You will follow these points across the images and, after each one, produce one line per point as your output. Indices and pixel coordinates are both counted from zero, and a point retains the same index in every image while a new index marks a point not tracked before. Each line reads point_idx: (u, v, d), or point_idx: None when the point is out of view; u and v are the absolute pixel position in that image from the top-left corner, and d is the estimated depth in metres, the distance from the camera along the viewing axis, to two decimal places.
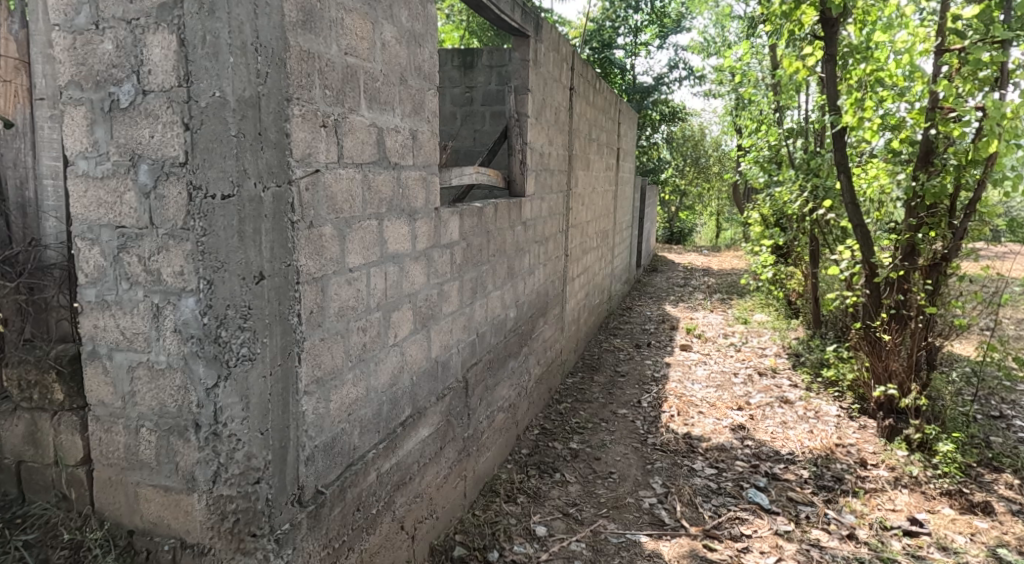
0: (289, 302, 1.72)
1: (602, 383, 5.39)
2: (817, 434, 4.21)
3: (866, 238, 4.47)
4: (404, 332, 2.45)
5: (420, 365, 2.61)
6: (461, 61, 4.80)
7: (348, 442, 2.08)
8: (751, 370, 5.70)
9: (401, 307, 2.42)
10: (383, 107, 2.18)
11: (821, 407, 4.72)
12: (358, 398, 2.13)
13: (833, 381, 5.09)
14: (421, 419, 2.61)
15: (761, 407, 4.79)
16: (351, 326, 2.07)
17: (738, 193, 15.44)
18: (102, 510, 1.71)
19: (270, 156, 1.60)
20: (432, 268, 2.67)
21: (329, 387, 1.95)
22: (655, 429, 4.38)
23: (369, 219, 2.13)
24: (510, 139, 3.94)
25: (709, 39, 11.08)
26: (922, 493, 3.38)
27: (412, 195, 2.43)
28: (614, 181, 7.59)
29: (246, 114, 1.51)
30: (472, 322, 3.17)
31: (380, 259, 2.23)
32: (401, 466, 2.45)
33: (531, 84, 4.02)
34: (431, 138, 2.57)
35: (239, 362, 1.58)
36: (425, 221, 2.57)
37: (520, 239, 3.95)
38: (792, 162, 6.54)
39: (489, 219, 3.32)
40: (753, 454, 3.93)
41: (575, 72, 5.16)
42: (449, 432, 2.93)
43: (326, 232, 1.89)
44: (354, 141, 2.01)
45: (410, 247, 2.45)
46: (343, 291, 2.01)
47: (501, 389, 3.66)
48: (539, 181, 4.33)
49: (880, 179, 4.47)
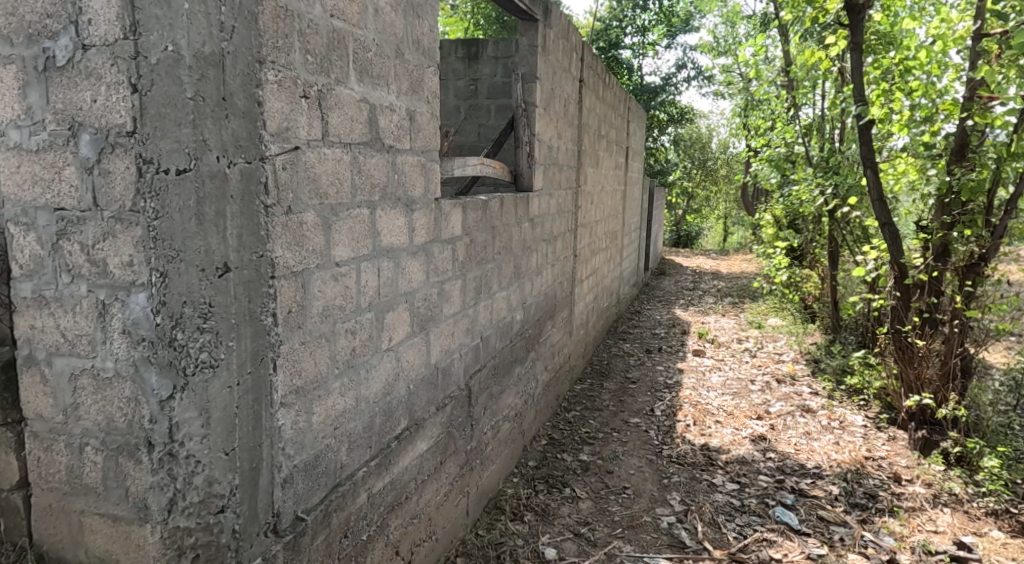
0: (260, 298, 1.48)
1: (612, 390, 5.13)
2: (844, 446, 3.95)
3: (894, 238, 4.20)
4: (400, 335, 2.20)
5: (418, 372, 2.36)
6: (465, 52, 4.57)
7: (334, 459, 1.83)
8: (769, 377, 5.42)
9: (397, 306, 2.18)
10: (376, 82, 1.94)
11: (845, 417, 4.45)
12: (345, 410, 1.88)
13: (857, 389, 4.81)
14: (419, 432, 2.36)
15: (782, 416, 4.53)
16: (337, 328, 1.82)
17: (747, 197, 15.17)
18: (40, 543, 1.47)
19: (237, 126, 1.36)
20: (431, 265, 2.42)
21: (312, 398, 1.71)
22: (670, 440, 4.11)
23: (360, 208, 1.89)
24: (517, 131, 3.70)
25: (720, 38, 10.85)
26: (966, 513, 3.12)
27: (409, 182, 2.19)
28: (623, 181, 7.33)
29: (205, 73, 1.28)
30: (475, 325, 2.92)
31: (372, 253, 1.98)
32: (396, 485, 2.20)
33: (539, 71, 3.77)
34: (431, 121, 2.33)
35: (198, 370, 1.33)
36: (424, 213, 2.33)
37: (528, 237, 3.70)
38: (810, 161, 6.27)
39: (494, 213, 3.07)
40: (776, 468, 3.67)
41: (584, 63, 4.91)
42: (450, 445, 2.67)
43: (308, 219, 1.65)
44: (341, 118, 1.77)
45: (407, 241, 2.20)
46: (328, 288, 1.76)
47: (506, 397, 3.41)
48: (547, 175, 4.09)
49: (910, 175, 4.20)
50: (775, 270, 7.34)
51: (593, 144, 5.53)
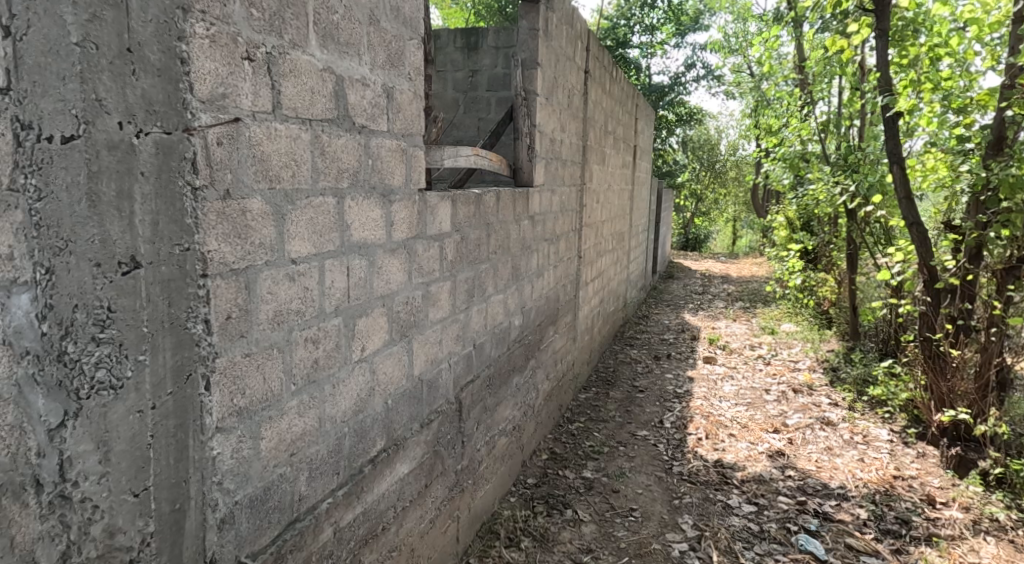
0: (184, 301, 1.20)
1: (618, 399, 4.84)
2: (869, 463, 3.64)
3: (923, 239, 3.90)
4: (374, 344, 1.92)
5: (398, 386, 2.08)
6: (464, 42, 4.30)
7: (289, 490, 1.56)
8: (784, 387, 5.11)
9: (372, 310, 1.90)
10: (344, 51, 1.67)
11: (869, 431, 4.13)
12: (304, 433, 1.60)
13: (881, 400, 4.48)
14: (398, 453, 2.09)
15: (800, 429, 4.22)
16: (294, 336, 1.55)
17: (757, 199, 14.83)
18: None
19: (149, 85, 1.09)
20: (414, 264, 2.14)
21: (259, 421, 1.44)
22: (680, 455, 3.82)
23: (323, 196, 1.62)
24: (516, 121, 3.42)
25: (730, 35, 10.60)
26: (1011, 542, 2.82)
27: (386, 169, 1.92)
28: (630, 180, 7.03)
29: (99, 14, 1.01)
30: (467, 331, 2.64)
31: (338, 249, 1.71)
32: (369, 515, 1.92)
33: (540, 57, 3.48)
34: (413, 102, 2.06)
35: (94, 392, 1.05)
36: (405, 205, 2.06)
37: (528, 235, 3.42)
38: (828, 160, 5.97)
39: (489, 208, 2.79)
40: (797, 488, 3.37)
41: (590, 53, 4.64)
42: (436, 465, 2.40)
43: (254, 206, 1.37)
44: (298, 88, 1.49)
45: (383, 236, 1.93)
46: (281, 289, 1.49)
47: (503, 409, 3.13)
48: (549, 170, 3.81)
49: (939, 172, 3.87)
50: (788, 273, 7.03)
51: (599, 140, 5.25)
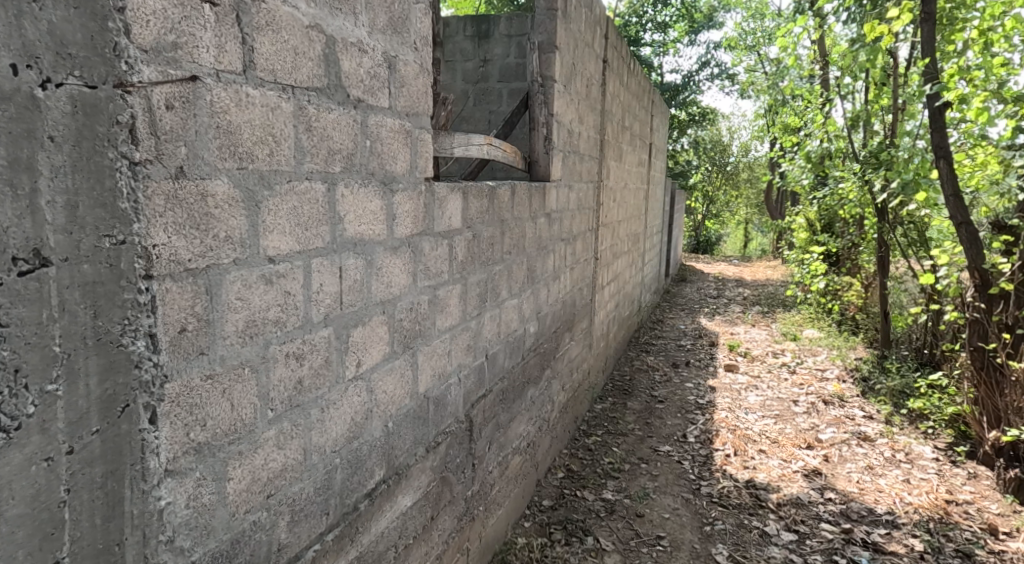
0: (118, 311, 0.92)
1: (637, 411, 4.53)
2: (916, 484, 3.34)
3: (973, 239, 3.58)
4: (372, 359, 1.64)
5: (401, 406, 1.80)
6: (475, 30, 4.02)
7: (264, 540, 1.28)
8: (813, 398, 4.79)
9: (370, 318, 1.62)
10: (336, 7, 1.39)
11: (911, 447, 3.81)
12: (284, 469, 1.32)
13: (921, 414, 4.16)
14: (400, 483, 1.81)
15: (836, 445, 3.90)
16: (272, 353, 1.26)
17: (770, 201, 14.46)
18: None
19: (60, 19, 0.83)
20: (419, 265, 1.86)
21: (226, 458, 1.16)
22: (708, 473, 3.53)
23: (310, 182, 1.34)
24: (531, 110, 3.14)
25: (746, 32, 10.28)
26: None
27: (386, 153, 1.63)
28: (645, 179, 6.70)
29: None
30: (479, 340, 2.35)
31: (328, 246, 1.42)
32: (366, 560, 1.64)
33: (558, 40, 3.19)
34: (419, 76, 1.77)
35: None
36: (409, 196, 1.77)
37: (544, 235, 3.13)
38: (856, 156, 5.62)
39: (504, 204, 2.51)
40: (841, 513, 3.08)
41: (608, 41, 4.35)
42: (444, 493, 2.11)
43: (218, 189, 1.09)
44: (276, 46, 1.21)
45: (383, 231, 1.65)
46: (254, 294, 1.21)
47: (517, 426, 2.85)
48: (567, 166, 3.52)
49: (991, 167, 3.54)
50: (809, 277, 6.72)
51: (616, 136, 4.94)
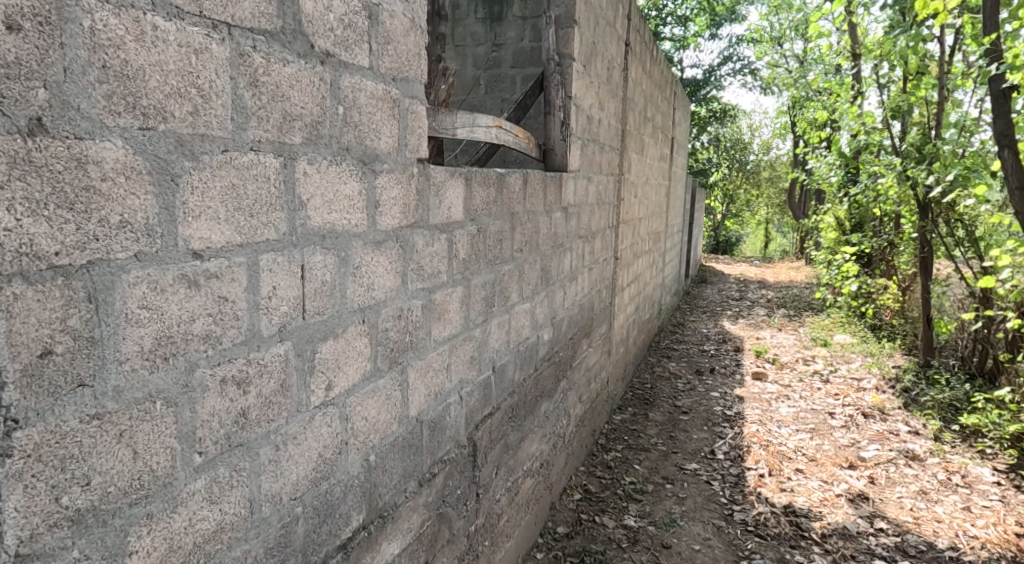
0: None
1: (660, 423, 4.18)
2: (980, 514, 2.97)
3: None
4: (348, 379, 1.32)
5: (387, 435, 1.48)
6: (486, 12, 3.66)
7: None
8: (851, 410, 4.40)
9: (345, 330, 1.30)
10: None
11: (968, 469, 3.43)
12: (221, 529, 1.01)
13: (977, 431, 3.77)
14: (386, 528, 1.49)
15: (881, 465, 3.52)
16: (198, 381, 0.94)
17: (793, 201, 13.97)
18: None
19: None
20: (410, 263, 1.54)
21: (126, 525, 0.85)
22: (741, 496, 3.17)
23: (256, 156, 1.02)
24: (547, 92, 2.80)
25: (772, 23, 9.86)
26: None
27: (367, 125, 1.32)
28: (667, 176, 6.32)
29: None
30: (484, 351, 2.03)
31: (285, 239, 1.10)
32: None
33: (577, 14, 2.85)
34: (410, 34, 1.45)
35: None
36: (397, 180, 1.45)
37: (560, 231, 2.81)
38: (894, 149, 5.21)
39: (514, 194, 2.19)
40: (896, 547, 2.72)
41: (631, 22, 4.00)
42: (442, 531, 1.80)
43: (109, 154, 0.79)
44: None
45: (363, 221, 1.33)
46: (171, 300, 0.89)
47: (528, 445, 2.52)
48: (585, 155, 3.18)
49: None
50: (841, 279, 6.31)
51: (637, 126, 4.58)
